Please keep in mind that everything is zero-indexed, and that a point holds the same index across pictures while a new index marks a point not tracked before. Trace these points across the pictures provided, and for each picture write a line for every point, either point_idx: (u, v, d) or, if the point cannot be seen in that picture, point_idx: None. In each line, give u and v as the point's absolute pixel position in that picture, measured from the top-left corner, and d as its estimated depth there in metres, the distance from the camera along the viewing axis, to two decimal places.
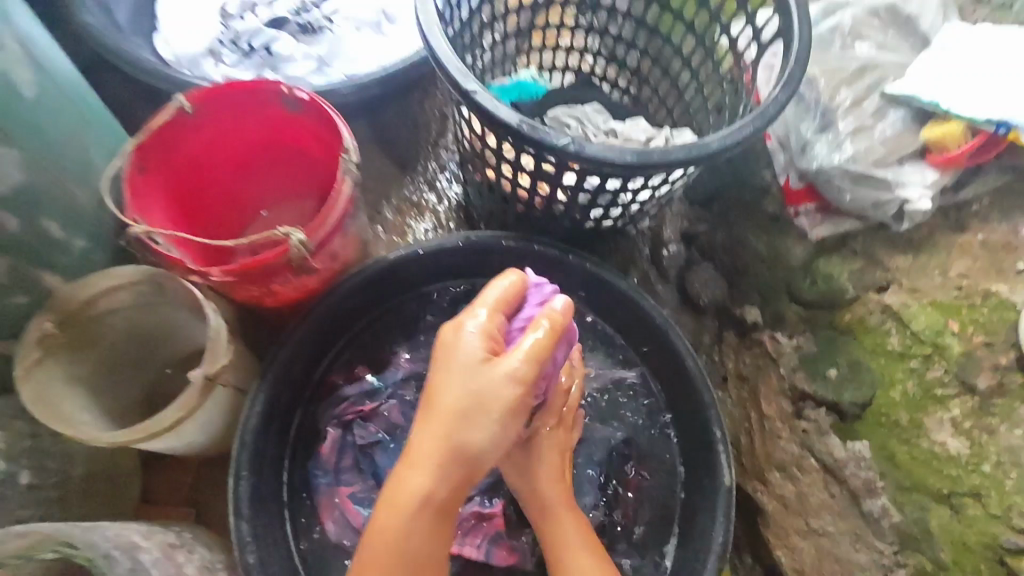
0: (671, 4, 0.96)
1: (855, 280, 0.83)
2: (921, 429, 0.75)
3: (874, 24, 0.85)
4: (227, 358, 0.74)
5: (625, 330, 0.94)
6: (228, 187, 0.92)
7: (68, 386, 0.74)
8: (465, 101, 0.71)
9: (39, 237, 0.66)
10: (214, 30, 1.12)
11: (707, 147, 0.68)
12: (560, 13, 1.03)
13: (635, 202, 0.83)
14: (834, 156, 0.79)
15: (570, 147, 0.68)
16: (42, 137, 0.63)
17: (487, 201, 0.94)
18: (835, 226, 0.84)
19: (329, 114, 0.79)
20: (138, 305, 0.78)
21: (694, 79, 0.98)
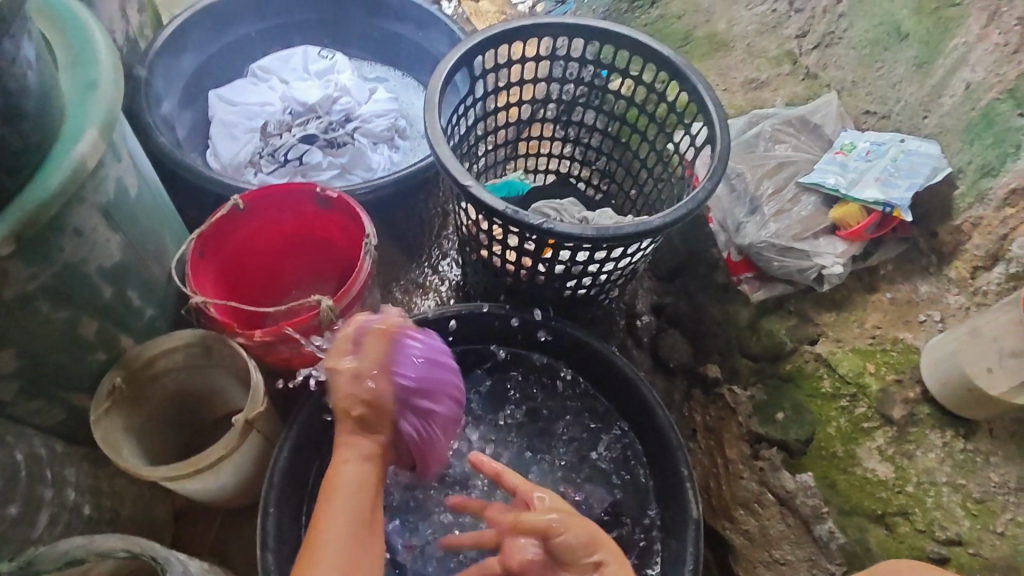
0: (628, 120, 1.19)
1: (791, 334, 0.98)
2: (855, 458, 0.87)
3: (790, 130, 1.06)
4: (263, 407, 0.87)
5: (605, 387, 1.07)
6: (266, 270, 1.10)
7: (126, 434, 0.86)
8: (462, 192, 0.90)
9: (124, 305, 0.83)
10: (256, 146, 1.36)
11: (651, 224, 0.86)
12: (541, 128, 1.26)
13: (603, 272, 1.00)
14: (762, 233, 0.98)
15: (545, 226, 0.86)
16: (136, 226, 0.82)
17: (481, 277, 1.12)
18: (770, 290, 1.01)
19: (354, 208, 0.99)
20: (190, 367, 0.91)
21: (650, 177, 1.19)
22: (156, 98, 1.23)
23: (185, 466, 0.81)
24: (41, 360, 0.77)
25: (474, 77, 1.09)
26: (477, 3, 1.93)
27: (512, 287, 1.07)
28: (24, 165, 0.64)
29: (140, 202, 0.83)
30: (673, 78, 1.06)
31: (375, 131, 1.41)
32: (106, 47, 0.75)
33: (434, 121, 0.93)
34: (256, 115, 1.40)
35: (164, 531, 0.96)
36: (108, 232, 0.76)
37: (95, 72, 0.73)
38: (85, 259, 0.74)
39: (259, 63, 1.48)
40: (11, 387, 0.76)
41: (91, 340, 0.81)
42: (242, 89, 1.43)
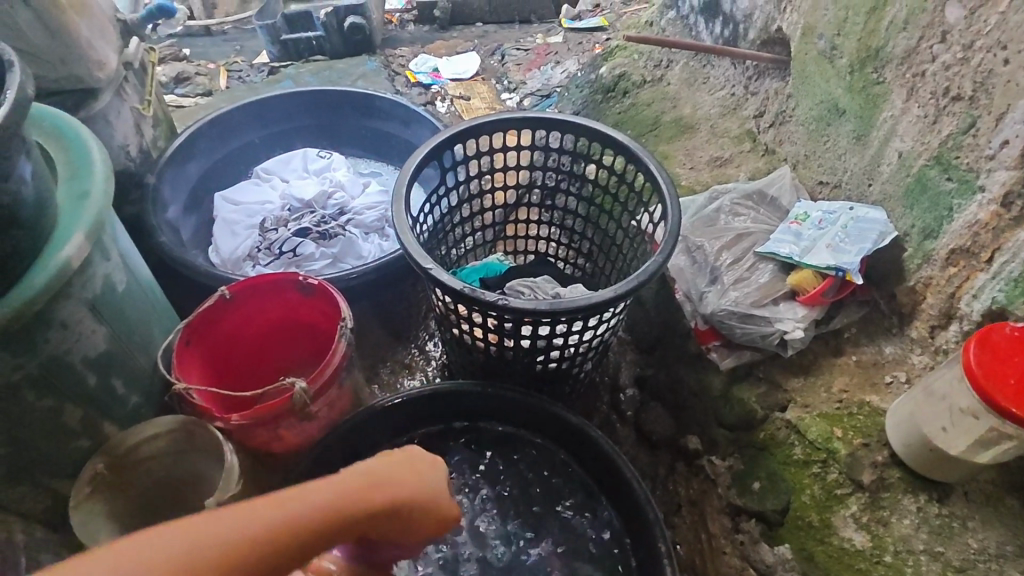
0: (596, 201, 1.26)
1: (762, 402, 0.98)
2: (831, 528, 0.84)
3: (748, 204, 1.13)
4: (237, 489, 0.89)
5: (584, 463, 1.07)
6: (255, 356, 1.16)
7: (106, 521, 0.89)
8: (425, 275, 0.94)
9: (108, 392, 0.88)
10: (255, 241, 1.45)
11: (602, 297, 0.89)
12: (516, 213, 1.34)
13: (570, 344, 1.03)
14: (722, 301, 1.00)
15: (502, 303, 0.89)
16: (123, 317, 0.88)
17: (458, 355, 1.14)
18: (738, 357, 1.02)
19: (332, 294, 1.05)
20: (173, 454, 0.95)
21: (620, 253, 1.25)
22: (163, 202, 1.35)
23: None
24: (25, 449, 0.81)
25: (445, 169, 1.17)
26: (469, 101, 2.10)
27: (484, 366, 1.09)
28: (16, 268, 0.71)
29: (127, 295, 0.90)
30: (629, 161, 1.12)
31: (367, 222, 1.51)
32: (102, 161, 0.85)
33: (400, 211, 0.99)
34: (257, 212, 1.51)
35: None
36: (93, 325, 0.82)
37: (89, 183, 0.82)
38: (67, 351, 0.80)
39: (263, 165, 1.61)
40: None
41: (74, 427, 0.85)
42: (245, 190, 1.55)
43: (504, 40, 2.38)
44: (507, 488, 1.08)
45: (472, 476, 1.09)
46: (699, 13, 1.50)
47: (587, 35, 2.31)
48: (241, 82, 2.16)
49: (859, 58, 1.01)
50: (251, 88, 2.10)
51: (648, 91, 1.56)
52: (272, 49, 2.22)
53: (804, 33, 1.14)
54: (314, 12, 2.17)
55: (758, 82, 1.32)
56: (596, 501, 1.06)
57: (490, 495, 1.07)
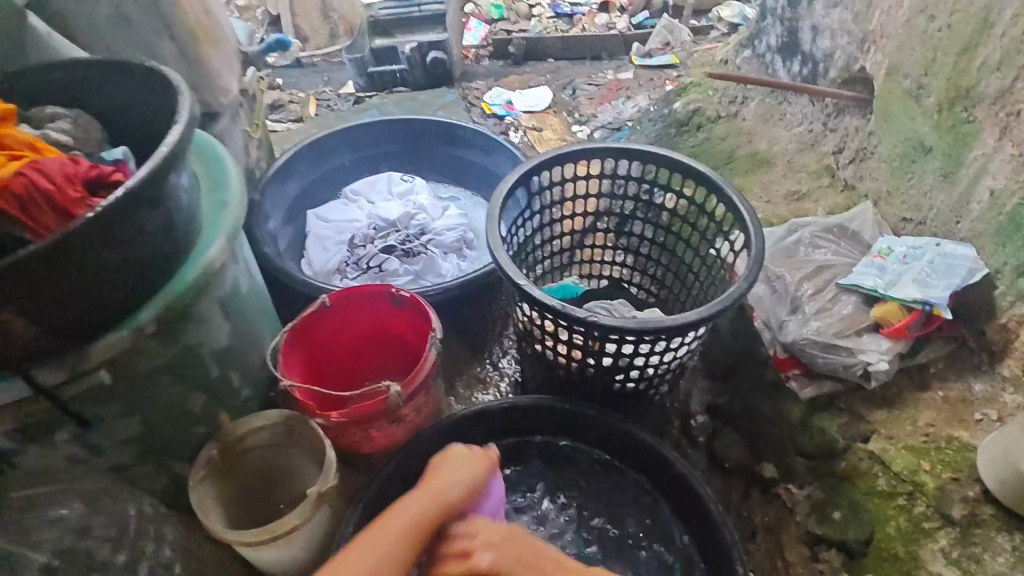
0: (673, 229, 1.30)
1: (844, 432, 0.99)
2: (919, 561, 0.85)
3: (829, 237, 1.14)
4: (335, 481, 0.95)
5: (658, 482, 1.10)
6: (346, 362, 1.24)
7: (215, 503, 0.96)
8: (517, 290, 0.99)
9: (226, 384, 0.96)
10: (344, 256, 1.56)
11: (689, 319, 0.92)
12: (592, 238, 1.39)
13: (650, 365, 1.05)
14: (803, 330, 1.01)
15: (591, 320, 0.93)
16: (243, 317, 0.97)
17: (536, 370, 1.19)
18: (818, 386, 1.03)
19: (424, 306, 1.12)
20: (276, 446, 1.03)
21: (697, 280, 1.28)
22: (265, 217, 1.46)
23: (264, 532, 0.89)
24: (156, 432, 0.89)
25: (531, 194, 1.23)
26: (541, 132, 2.18)
27: (563, 382, 1.13)
28: (170, 267, 0.80)
29: (248, 296, 0.99)
30: (711, 192, 1.16)
31: (447, 242, 1.59)
32: (237, 176, 0.95)
33: (493, 231, 1.05)
34: (346, 230, 1.61)
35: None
36: (222, 321, 0.91)
37: (228, 195, 0.91)
38: (201, 344, 0.88)
39: (351, 187, 1.72)
40: (129, 453, 0.89)
41: (196, 413, 0.93)
42: (335, 209, 1.66)
43: (575, 75, 2.47)
44: (580, 503, 1.12)
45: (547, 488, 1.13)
46: (777, 52, 1.54)
47: (657, 72, 2.38)
48: (329, 110, 2.31)
49: (948, 98, 1.03)
50: (339, 116, 2.26)
51: (723, 126, 1.59)
52: (359, 80, 2.38)
53: (889, 72, 1.16)
54: (399, 46, 2.31)
55: (838, 120, 1.35)
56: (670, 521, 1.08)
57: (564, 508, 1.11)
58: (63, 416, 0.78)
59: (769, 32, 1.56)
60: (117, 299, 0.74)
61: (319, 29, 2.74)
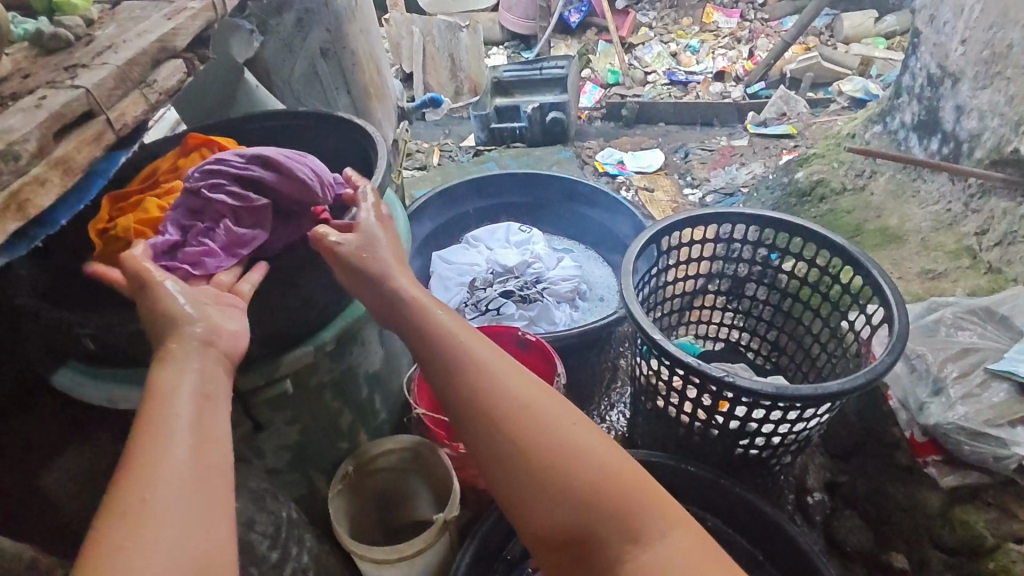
0: (800, 297, 1.29)
1: (993, 528, 0.94)
2: None
3: (974, 319, 1.10)
4: (458, 510, 0.99)
5: (775, 558, 1.08)
6: None
7: (345, 517, 1.03)
8: (650, 343, 1.02)
9: (370, 405, 1.05)
10: (464, 296, 1.65)
11: (829, 388, 0.91)
12: (712, 299, 1.40)
13: (778, 433, 1.04)
14: (948, 414, 0.97)
15: (728, 379, 0.94)
16: (392, 343, 1.06)
17: (652, 425, 1.19)
18: (962, 477, 0.98)
19: (548, 349, 1.19)
20: (403, 470, 1.09)
21: (823, 350, 1.26)
22: None
23: (394, 552, 0.94)
24: (309, 442, 0.98)
25: (661, 252, 1.26)
26: (652, 193, 2.23)
27: (683, 440, 1.13)
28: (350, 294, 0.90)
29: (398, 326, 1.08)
30: (846, 263, 1.15)
31: (561, 292, 1.65)
32: (403, 219, 1.06)
33: (627, 285, 1.10)
34: (467, 272, 1.71)
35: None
36: (378, 346, 1.00)
37: (395, 235, 1.02)
38: (358, 366, 0.97)
39: (473, 233, 1.83)
40: (283, 458, 0.97)
41: (344, 429, 1.02)
42: (457, 252, 1.77)
43: (688, 140, 2.52)
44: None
45: None
46: (912, 129, 1.53)
47: (774, 141, 2.40)
48: (450, 160, 2.48)
49: None
50: (459, 166, 2.41)
51: (849, 199, 1.56)
52: (481, 134, 2.54)
53: None
54: (522, 106, 2.46)
55: (982, 201, 1.31)
56: None
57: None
58: (243, 417, 0.88)
59: (904, 109, 1.56)
60: (312, 318, 0.87)
61: (446, 87, 2.96)
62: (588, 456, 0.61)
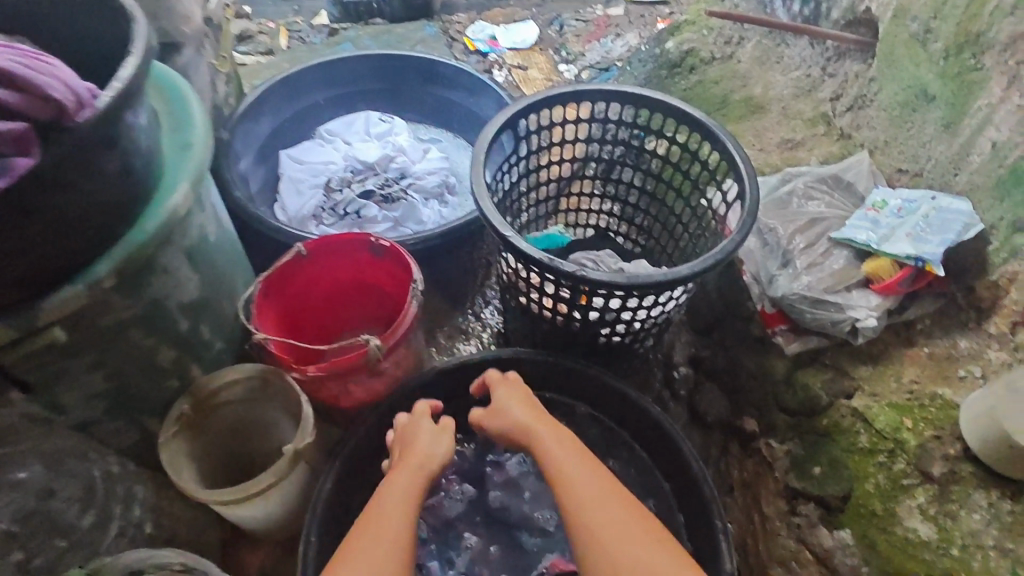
0: (663, 177, 1.25)
1: (828, 388, 1.00)
2: (895, 517, 0.85)
3: (822, 187, 1.12)
4: (311, 437, 0.94)
5: (640, 435, 1.12)
6: (325, 313, 1.23)
7: (188, 460, 0.94)
8: (502, 241, 0.95)
9: (197, 338, 0.92)
10: (320, 200, 1.49)
11: (679, 273, 0.89)
12: (580, 185, 1.34)
13: (637, 319, 1.03)
14: (794, 285, 1.01)
15: (579, 274, 0.89)
16: (214, 265, 0.93)
17: (521, 324, 1.16)
18: (804, 342, 1.03)
19: (403, 256, 1.10)
20: (254, 400, 1.01)
21: (686, 231, 1.24)
22: (236, 157, 1.39)
23: (238, 492, 0.87)
24: (123, 390, 0.86)
25: (520, 138, 1.15)
26: (526, 72, 2.07)
27: (548, 333, 1.11)
28: (129, 216, 0.75)
29: (218, 245, 0.94)
30: (704, 138, 1.11)
31: (428, 188, 1.52)
32: (201, 114, 0.89)
33: (479, 177, 1.00)
34: (321, 172, 1.53)
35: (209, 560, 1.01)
36: (191, 271, 0.87)
37: (192, 135, 0.86)
38: (167, 296, 0.83)
39: (326, 126, 1.64)
40: (97, 407, 0.85)
41: (166, 368, 0.89)
42: (310, 149, 1.58)
43: (563, 9, 2.33)
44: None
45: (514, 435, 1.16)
46: None
47: (649, 8, 2.27)
48: (300, 42, 2.17)
49: (956, 43, 1.03)
50: (311, 48, 2.12)
51: (717, 68, 1.49)
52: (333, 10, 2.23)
53: (896, 14, 1.14)
54: None
55: (838, 64, 1.29)
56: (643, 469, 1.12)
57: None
58: (17, 375, 0.74)
59: None
60: (75, 246, 0.70)
61: None
62: (613, 518, 0.72)
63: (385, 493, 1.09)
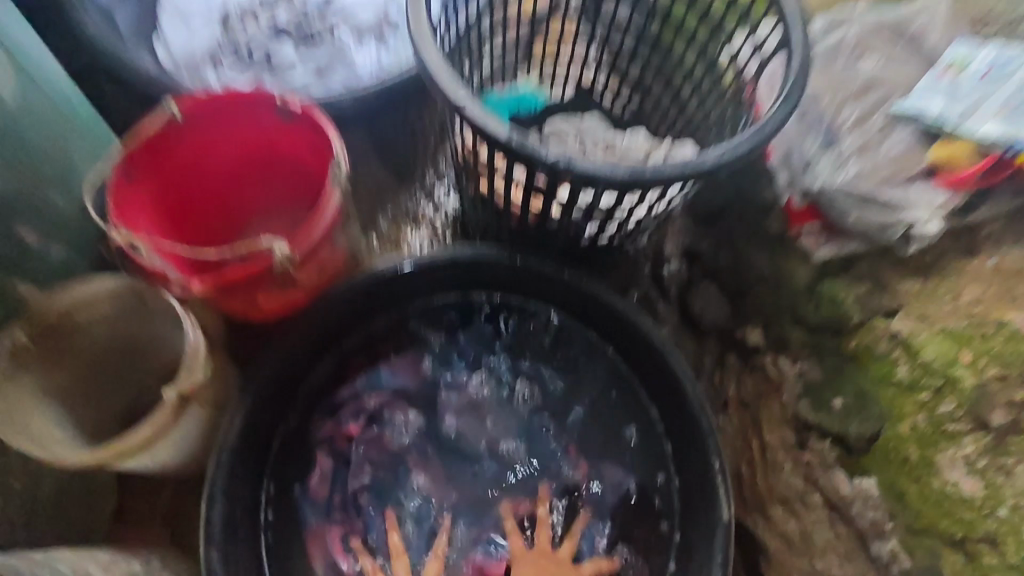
0: (674, 15, 0.93)
1: (862, 306, 0.79)
2: (933, 468, 0.71)
3: (883, 39, 0.84)
4: (204, 376, 0.72)
5: (623, 351, 0.93)
6: (225, 198, 0.94)
7: (44, 402, 0.74)
8: (455, 113, 0.67)
9: (18, 248, 0.74)
10: (216, 37, 1.12)
11: (701, 165, 0.65)
12: (563, 25, 1.01)
13: (632, 220, 0.79)
14: (839, 177, 0.77)
15: (564, 166, 0.64)
16: (23, 145, 0.71)
17: (481, 216, 0.91)
18: (838, 248, 0.80)
19: (320, 123, 0.80)
20: (125, 313, 0.79)
21: (696, 93, 0.94)
22: None
23: (100, 452, 0.67)
24: None
25: None
26: None
27: (518, 230, 0.86)
28: None
29: (30, 116, 0.72)
30: None
31: (361, 22, 1.14)
32: None
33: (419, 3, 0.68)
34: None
35: (99, 522, 0.84)
36: None
37: None
38: None
39: None
40: None
41: None
42: None
43: None
44: (517, 373, 0.96)
45: (471, 347, 0.97)
46: None
47: None
48: None
49: None
50: None
51: None
52: None
53: None
54: None
55: None
56: (624, 386, 0.95)
57: (523, 391, 0.96)
58: None
59: None
60: None
61: None
62: None
63: (317, 422, 0.91)
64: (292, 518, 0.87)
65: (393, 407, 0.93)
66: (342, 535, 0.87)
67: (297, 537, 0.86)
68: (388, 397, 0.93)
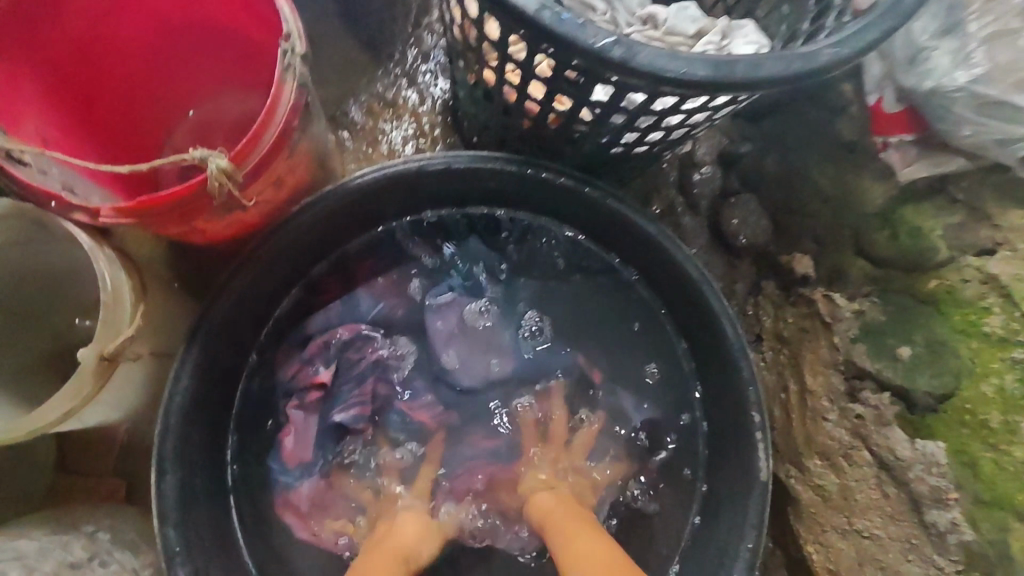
0: None
1: (951, 240, 0.67)
2: (1015, 435, 0.62)
3: None
4: (131, 330, 0.58)
5: (652, 280, 0.77)
6: (145, 88, 0.74)
7: None
8: None
9: None
10: None
11: (814, 60, 0.46)
12: None
13: (685, 125, 0.61)
14: (960, 79, 0.62)
15: (623, 57, 0.45)
16: None
17: (483, 112, 0.71)
18: (933, 166, 0.69)
19: None
20: (24, 243, 0.64)
21: None
22: None
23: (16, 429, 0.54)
24: None
25: None
26: None
27: (531, 134, 0.68)
28: None
29: None
30: None
31: None
32: None
33: None
34: None
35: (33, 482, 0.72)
36: None
37: None
38: None
39: None
40: None
41: None
42: None
43: None
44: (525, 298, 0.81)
45: (469, 267, 0.81)
46: None
47: None
48: None
49: None
50: None
51: None
52: None
53: None
54: None
55: None
56: (648, 318, 0.80)
57: (530, 323, 0.81)
58: None
59: None
60: None
61: None
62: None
63: (282, 364, 0.77)
64: (261, 471, 0.75)
65: (374, 346, 0.77)
66: (315, 492, 0.75)
67: (269, 495, 0.75)
68: (360, 335, 0.77)
